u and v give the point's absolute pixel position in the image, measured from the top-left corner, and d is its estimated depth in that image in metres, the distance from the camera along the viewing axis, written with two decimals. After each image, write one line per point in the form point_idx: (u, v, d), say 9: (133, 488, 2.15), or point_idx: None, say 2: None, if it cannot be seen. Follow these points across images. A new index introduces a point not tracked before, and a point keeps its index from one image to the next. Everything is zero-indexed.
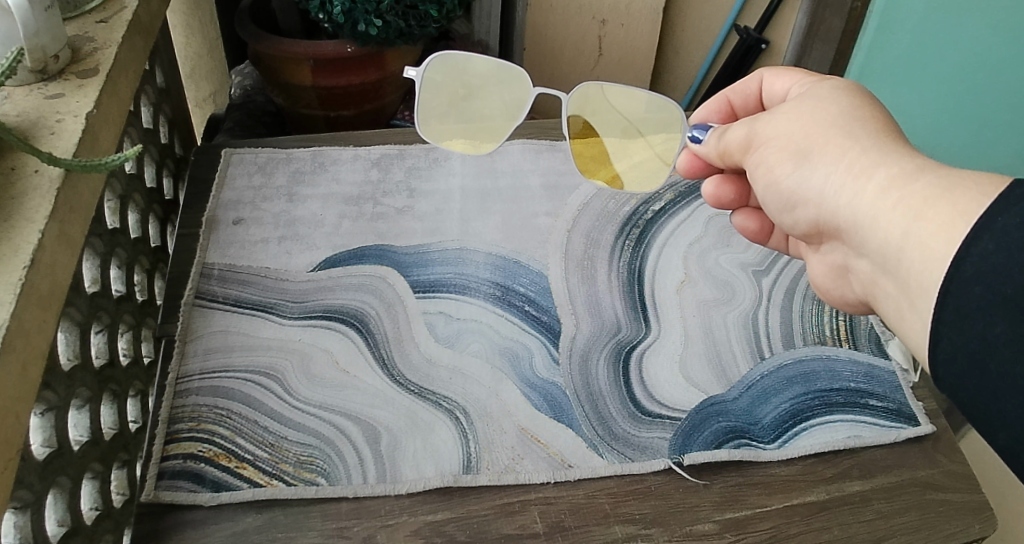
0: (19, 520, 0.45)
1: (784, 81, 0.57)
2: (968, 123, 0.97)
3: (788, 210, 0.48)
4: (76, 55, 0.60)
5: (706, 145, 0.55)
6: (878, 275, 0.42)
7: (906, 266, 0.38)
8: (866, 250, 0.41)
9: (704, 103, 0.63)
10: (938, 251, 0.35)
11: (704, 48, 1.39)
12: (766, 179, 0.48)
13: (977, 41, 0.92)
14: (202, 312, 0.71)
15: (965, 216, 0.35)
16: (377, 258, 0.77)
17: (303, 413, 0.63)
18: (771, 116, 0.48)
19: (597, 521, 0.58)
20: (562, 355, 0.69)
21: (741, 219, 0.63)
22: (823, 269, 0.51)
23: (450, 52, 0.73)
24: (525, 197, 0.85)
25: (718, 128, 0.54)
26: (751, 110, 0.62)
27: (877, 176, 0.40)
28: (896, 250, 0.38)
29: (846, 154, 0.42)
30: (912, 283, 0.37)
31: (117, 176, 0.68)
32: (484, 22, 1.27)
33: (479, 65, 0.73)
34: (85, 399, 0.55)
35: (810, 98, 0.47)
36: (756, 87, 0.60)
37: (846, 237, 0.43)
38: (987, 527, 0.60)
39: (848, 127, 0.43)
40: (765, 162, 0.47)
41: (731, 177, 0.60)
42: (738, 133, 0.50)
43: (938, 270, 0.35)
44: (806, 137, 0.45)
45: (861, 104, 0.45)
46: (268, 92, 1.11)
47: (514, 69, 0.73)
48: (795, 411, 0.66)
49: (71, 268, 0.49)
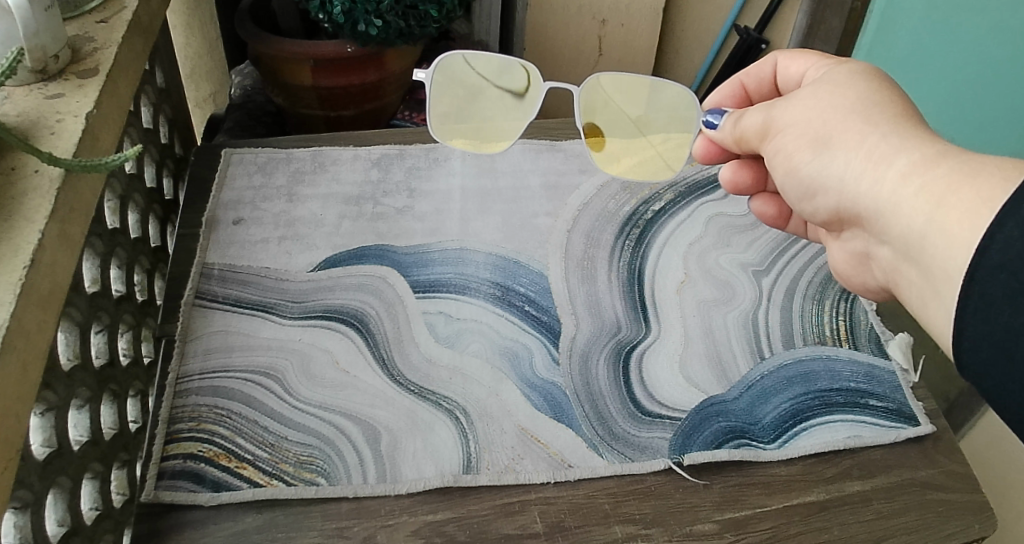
0: (19, 520, 0.45)
1: (798, 64, 0.56)
2: (966, 125, 0.97)
3: (807, 198, 0.48)
4: (76, 55, 0.60)
5: (722, 130, 0.55)
6: (899, 262, 0.42)
7: (928, 255, 0.38)
8: (887, 237, 0.41)
9: (716, 89, 0.64)
10: (962, 239, 0.35)
11: (704, 48, 1.39)
12: (785, 166, 0.48)
13: (977, 42, 0.92)
14: (202, 312, 0.71)
15: (990, 204, 0.35)
16: (377, 258, 0.77)
17: (303, 412, 0.63)
18: (788, 103, 0.48)
19: (597, 521, 0.58)
20: (562, 355, 0.69)
21: (759, 205, 0.64)
22: (843, 256, 0.52)
23: (453, 53, 0.72)
24: (525, 197, 0.85)
25: (733, 114, 0.54)
26: (766, 94, 0.62)
27: (898, 163, 0.40)
28: (919, 237, 0.38)
29: (865, 140, 0.42)
30: (934, 271, 0.37)
31: (117, 176, 0.68)
32: (484, 22, 1.27)
33: (482, 63, 0.73)
34: (85, 399, 0.55)
35: (827, 84, 0.47)
36: (770, 71, 0.60)
37: (867, 224, 0.43)
38: (987, 527, 0.60)
39: (865, 114, 0.43)
40: (784, 149, 0.48)
41: (749, 162, 0.60)
42: (755, 119, 0.51)
43: (963, 257, 0.35)
44: (824, 125, 0.45)
45: (879, 88, 0.45)
46: (268, 92, 1.11)
47: (517, 65, 0.72)
48: (795, 411, 0.66)
49: (71, 267, 0.49)
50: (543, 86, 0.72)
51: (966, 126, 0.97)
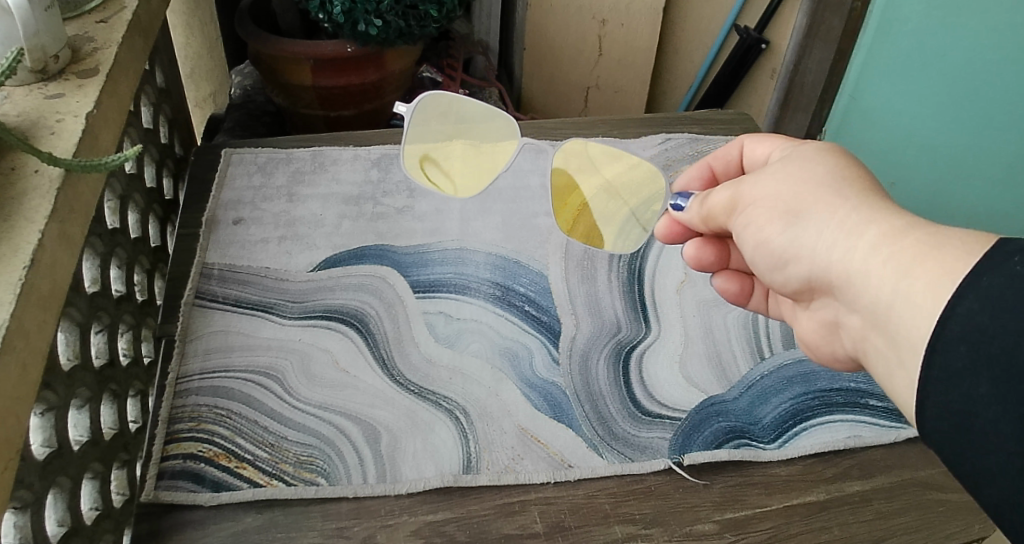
0: (19, 520, 0.45)
1: (764, 146, 0.56)
2: (967, 124, 1.00)
3: (778, 268, 0.47)
4: (76, 54, 0.60)
5: (689, 211, 0.55)
6: (867, 330, 0.41)
7: (895, 324, 0.37)
8: (856, 306, 0.40)
9: (685, 171, 0.64)
10: (927, 309, 0.35)
11: (704, 48, 1.39)
12: (756, 239, 0.47)
13: (978, 44, 0.94)
14: (202, 312, 0.71)
15: (953, 274, 0.34)
16: (377, 258, 0.77)
17: (303, 413, 0.63)
18: (756, 180, 0.48)
19: (597, 521, 0.58)
20: (562, 355, 0.69)
21: (720, 281, 0.62)
22: (813, 326, 0.50)
23: (457, 97, 0.81)
24: (525, 198, 0.85)
25: (700, 194, 0.54)
26: (733, 175, 0.61)
27: (868, 234, 0.39)
28: (886, 307, 0.38)
29: (836, 213, 0.42)
30: (901, 341, 0.37)
31: (117, 176, 0.68)
32: (484, 21, 1.27)
33: (479, 108, 0.81)
34: (85, 399, 0.55)
35: (794, 162, 0.47)
36: (736, 153, 0.60)
37: (837, 292, 0.42)
38: (988, 527, 0.60)
39: (835, 188, 0.43)
40: (754, 223, 0.47)
41: (712, 239, 0.60)
42: (723, 194, 0.50)
43: (926, 327, 0.35)
44: (795, 199, 0.44)
45: (846, 165, 0.45)
46: (268, 92, 1.11)
47: (501, 118, 0.82)
48: (795, 411, 0.66)
49: (71, 268, 0.49)
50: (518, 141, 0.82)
51: (967, 124, 1.00)
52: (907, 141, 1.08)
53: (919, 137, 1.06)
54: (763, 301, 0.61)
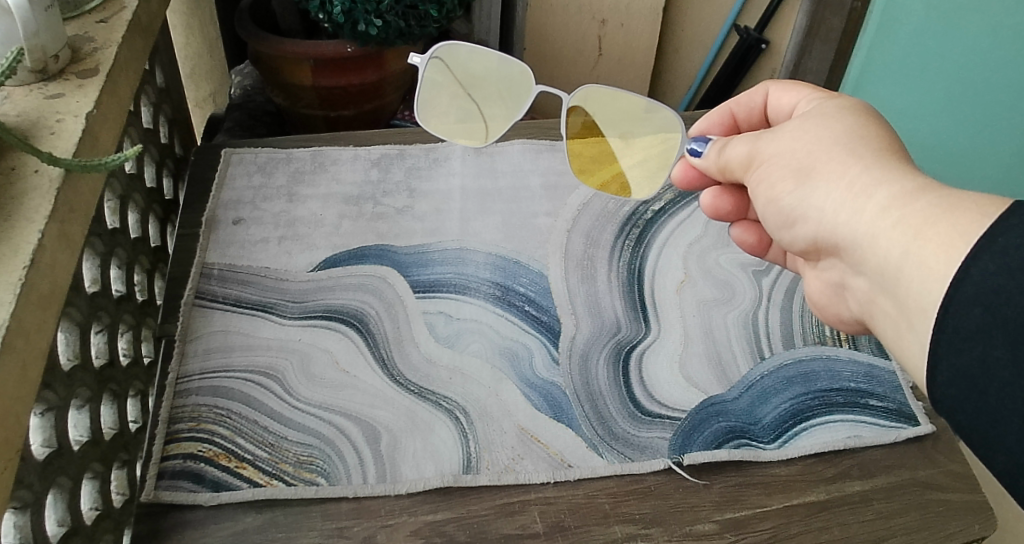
0: (19, 520, 0.45)
1: (790, 96, 0.56)
2: (967, 122, 0.98)
3: (787, 226, 0.47)
4: (76, 55, 0.60)
5: (705, 159, 0.54)
6: (875, 293, 0.41)
7: (904, 287, 0.37)
8: (865, 268, 0.40)
9: (705, 115, 0.63)
10: (936, 272, 0.35)
11: (704, 48, 1.39)
12: (767, 195, 0.47)
13: (978, 42, 0.92)
14: (202, 312, 0.71)
15: (966, 237, 0.34)
16: (378, 258, 0.77)
17: (304, 413, 0.63)
18: (774, 135, 0.47)
19: (597, 521, 0.58)
20: (562, 355, 0.69)
21: (737, 231, 0.63)
22: (819, 286, 0.50)
23: (453, 46, 0.71)
24: (525, 197, 0.85)
25: (718, 142, 0.53)
26: (755, 123, 0.61)
27: (878, 196, 0.39)
28: (895, 269, 0.37)
29: (847, 172, 0.41)
30: (910, 304, 0.37)
31: (117, 176, 0.68)
32: (484, 22, 1.27)
33: (480, 61, 0.71)
34: (85, 399, 0.55)
35: (816, 117, 0.46)
36: (761, 100, 0.59)
37: (844, 255, 0.42)
38: (987, 526, 0.60)
39: (850, 146, 0.43)
40: (767, 179, 0.47)
41: (729, 189, 0.59)
42: (739, 149, 0.50)
43: (937, 290, 0.35)
44: (808, 156, 0.44)
45: (867, 125, 0.44)
46: (269, 92, 1.10)
47: (514, 63, 0.71)
48: (795, 411, 0.66)
49: (71, 267, 0.49)
50: (535, 88, 0.71)
51: (967, 124, 0.98)
52: (907, 141, 1.08)
53: (920, 136, 1.06)
54: (780, 253, 0.63)
